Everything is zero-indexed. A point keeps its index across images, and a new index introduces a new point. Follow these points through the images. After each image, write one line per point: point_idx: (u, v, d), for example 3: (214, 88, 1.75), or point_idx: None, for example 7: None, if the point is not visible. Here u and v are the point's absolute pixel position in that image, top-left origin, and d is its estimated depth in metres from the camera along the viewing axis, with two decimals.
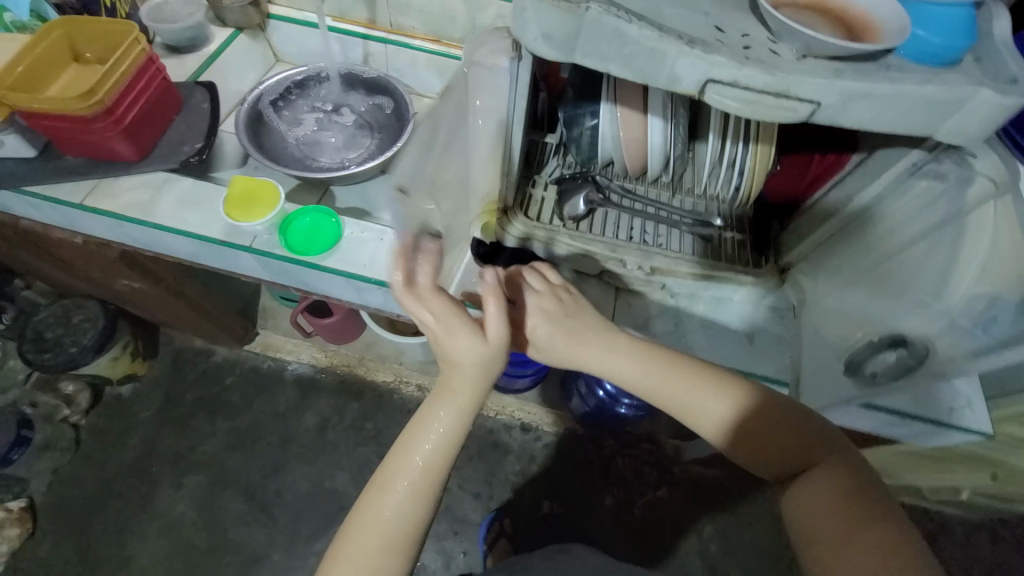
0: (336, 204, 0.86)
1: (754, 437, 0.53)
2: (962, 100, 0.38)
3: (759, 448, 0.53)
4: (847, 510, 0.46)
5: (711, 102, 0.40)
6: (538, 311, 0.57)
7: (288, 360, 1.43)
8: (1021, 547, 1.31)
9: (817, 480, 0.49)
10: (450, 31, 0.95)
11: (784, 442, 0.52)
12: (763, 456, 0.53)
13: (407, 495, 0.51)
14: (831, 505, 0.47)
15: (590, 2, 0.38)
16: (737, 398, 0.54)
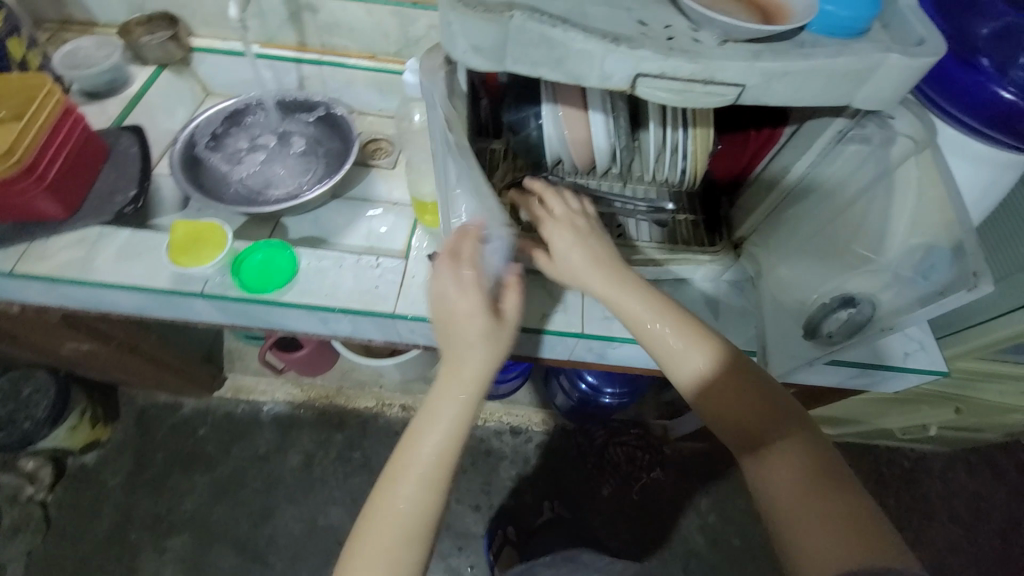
0: (288, 235, 0.84)
1: (728, 395, 0.55)
2: (877, 67, 0.40)
3: (729, 404, 0.55)
4: (813, 479, 0.49)
5: (643, 95, 0.41)
6: (570, 227, 0.60)
7: (263, 401, 1.38)
8: (991, 471, 1.40)
9: (783, 449, 0.51)
10: (384, 46, 0.94)
11: (757, 407, 0.54)
12: (732, 416, 0.55)
13: (422, 490, 0.51)
14: (797, 474, 0.50)
15: (513, 10, 0.38)
16: (718, 359, 0.56)
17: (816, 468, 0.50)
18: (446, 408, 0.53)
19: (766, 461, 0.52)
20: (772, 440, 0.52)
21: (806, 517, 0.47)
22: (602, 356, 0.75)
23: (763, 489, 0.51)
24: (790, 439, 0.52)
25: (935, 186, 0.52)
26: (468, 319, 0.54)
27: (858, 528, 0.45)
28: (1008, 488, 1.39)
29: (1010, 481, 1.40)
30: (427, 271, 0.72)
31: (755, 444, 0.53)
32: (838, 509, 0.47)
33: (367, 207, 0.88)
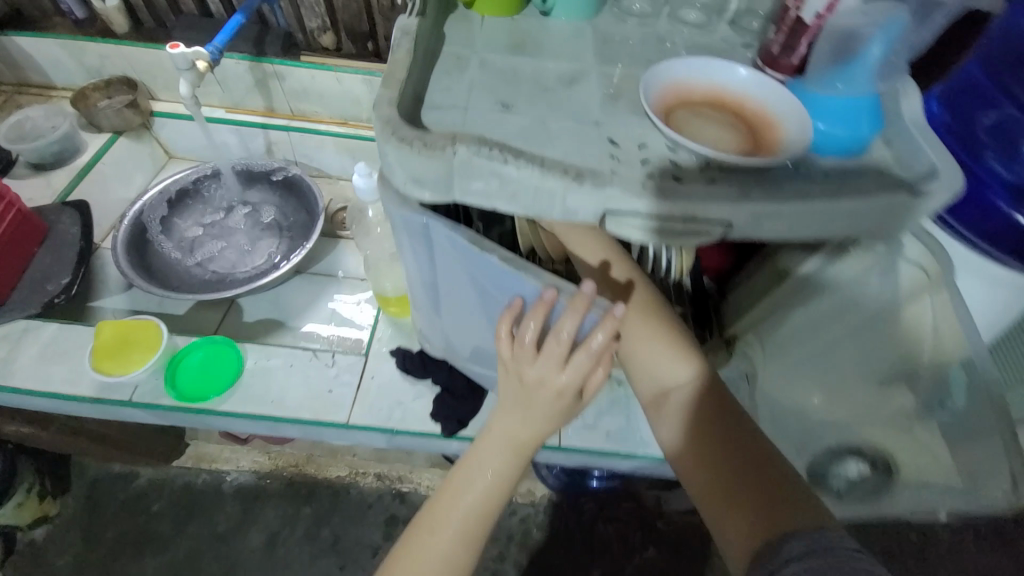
0: (242, 319, 0.76)
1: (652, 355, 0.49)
2: (877, 205, 0.36)
3: (649, 364, 0.49)
4: (728, 444, 0.43)
5: (612, 231, 0.36)
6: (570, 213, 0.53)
7: (227, 471, 1.28)
8: None
9: (692, 409, 0.46)
10: (356, 111, 0.89)
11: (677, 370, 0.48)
12: (649, 378, 0.49)
13: (459, 546, 0.49)
14: (711, 438, 0.44)
15: (457, 145, 0.32)
16: (674, 339, 0.49)
17: (733, 431, 0.44)
18: (491, 460, 0.51)
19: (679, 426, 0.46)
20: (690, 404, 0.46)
21: (714, 486, 0.42)
22: (585, 464, 0.66)
23: (675, 458, 0.46)
24: (709, 402, 0.46)
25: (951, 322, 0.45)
26: (556, 396, 0.48)
27: (770, 497, 0.39)
28: None
29: None
30: (389, 368, 0.65)
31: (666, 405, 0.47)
32: (742, 472, 0.41)
33: (332, 285, 0.80)
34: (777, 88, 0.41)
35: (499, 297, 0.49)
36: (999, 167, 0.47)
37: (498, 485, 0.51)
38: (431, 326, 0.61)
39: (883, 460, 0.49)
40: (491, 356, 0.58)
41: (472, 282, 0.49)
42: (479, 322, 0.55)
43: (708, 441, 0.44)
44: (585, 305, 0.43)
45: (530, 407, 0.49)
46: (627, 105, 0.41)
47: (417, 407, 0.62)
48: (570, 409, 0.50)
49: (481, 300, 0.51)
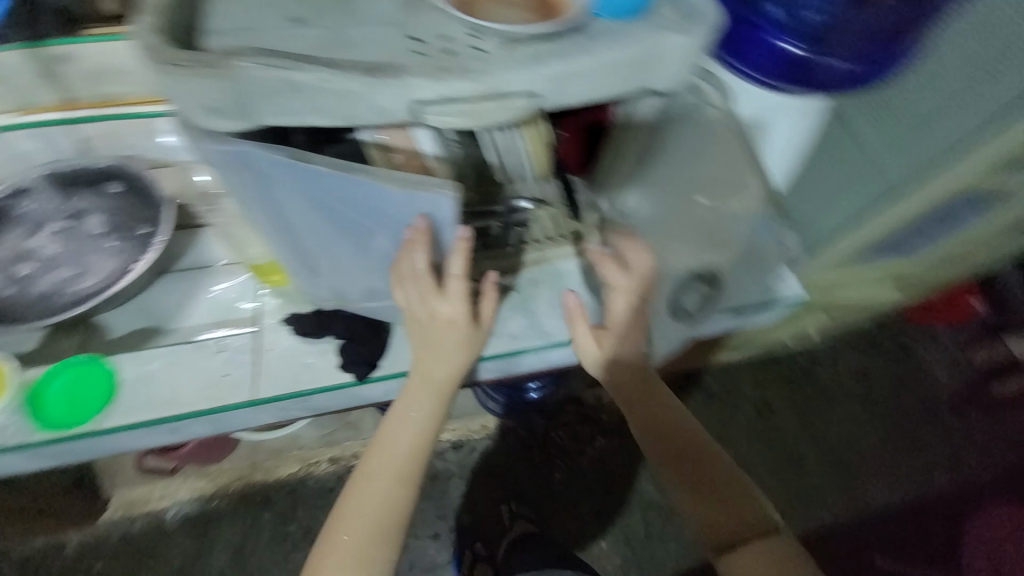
0: (111, 335, 0.68)
1: (708, 498, 0.65)
2: (657, 48, 0.39)
3: (705, 504, 0.65)
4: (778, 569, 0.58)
5: (434, 124, 0.37)
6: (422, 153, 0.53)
7: (165, 507, 1.19)
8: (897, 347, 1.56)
9: (747, 545, 0.61)
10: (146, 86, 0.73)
11: (730, 507, 0.64)
12: (709, 523, 0.64)
13: (401, 477, 0.55)
14: (765, 563, 0.59)
15: (239, 59, 0.31)
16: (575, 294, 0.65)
17: (782, 558, 0.59)
18: (418, 404, 0.57)
19: (739, 557, 0.60)
20: (747, 540, 0.61)
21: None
22: (505, 370, 0.70)
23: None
24: (763, 538, 0.61)
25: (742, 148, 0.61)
26: (448, 325, 0.54)
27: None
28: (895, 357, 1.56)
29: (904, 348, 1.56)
30: (286, 339, 0.64)
31: (728, 544, 0.62)
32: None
33: (203, 277, 0.72)
34: None
35: (364, 234, 0.50)
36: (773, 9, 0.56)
37: (426, 425, 0.57)
38: (315, 281, 0.60)
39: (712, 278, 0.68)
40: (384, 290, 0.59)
41: (334, 223, 0.49)
42: (358, 260, 0.55)
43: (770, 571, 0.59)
44: (428, 238, 0.48)
45: (435, 345, 0.56)
46: None
47: (324, 366, 0.62)
48: (467, 340, 0.56)
49: (349, 235, 0.51)
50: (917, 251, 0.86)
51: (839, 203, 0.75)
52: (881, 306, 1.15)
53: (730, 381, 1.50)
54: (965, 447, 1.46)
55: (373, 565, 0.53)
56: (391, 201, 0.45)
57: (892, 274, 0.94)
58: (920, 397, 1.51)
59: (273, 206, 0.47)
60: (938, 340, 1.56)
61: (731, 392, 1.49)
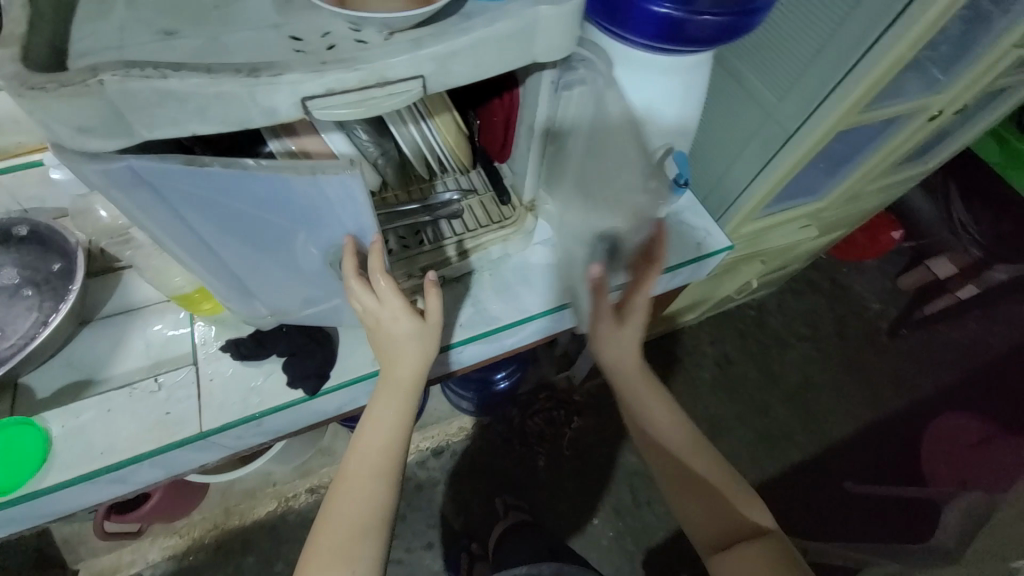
0: (37, 395, 0.64)
1: (703, 500, 0.66)
2: (533, 20, 0.41)
3: (701, 504, 0.66)
4: (773, 569, 0.60)
5: (323, 117, 0.37)
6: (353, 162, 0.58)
7: (137, 572, 1.13)
8: (832, 285, 1.70)
9: (743, 543, 0.63)
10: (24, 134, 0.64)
11: (723, 507, 0.65)
12: (706, 525, 0.65)
13: (378, 479, 0.55)
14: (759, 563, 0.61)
15: (99, 74, 0.30)
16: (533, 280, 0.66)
17: (776, 557, 0.61)
18: (388, 406, 0.56)
19: (734, 557, 0.62)
20: (742, 539, 0.63)
21: None
22: (460, 359, 0.71)
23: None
24: (757, 538, 0.63)
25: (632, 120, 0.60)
26: (394, 321, 0.54)
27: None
28: (831, 296, 1.69)
29: (836, 282, 1.71)
30: (227, 365, 0.62)
31: (724, 544, 0.64)
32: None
33: (131, 320, 0.69)
34: None
35: (288, 235, 0.49)
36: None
37: (399, 425, 0.57)
38: (248, 299, 0.58)
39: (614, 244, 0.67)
40: (319, 289, 0.58)
41: (254, 230, 0.48)
42: (291, 262, 0.54)
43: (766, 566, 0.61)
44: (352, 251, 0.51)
45: (394, 343, 0.55)
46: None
47: (272, 385, 0.61)
48: (420, 339, 0.55)
49: (274, 240, 0.50)
50: (822, 190, 0.95)
51: (746, 150, 0.80)
52: (808, 247, 1.23)
53: (690, 343, 1.57)
54: (904, 367, 1.58)
55: (359, 567, 0.52)
56: (297, 190, 0.43)
57: (808, 216, 1.02)
58: (859, 329, 1.64)
59: (186, 223, 0.46)
60: (865, 275, 1.73)
61: (692, 353, 1.55)
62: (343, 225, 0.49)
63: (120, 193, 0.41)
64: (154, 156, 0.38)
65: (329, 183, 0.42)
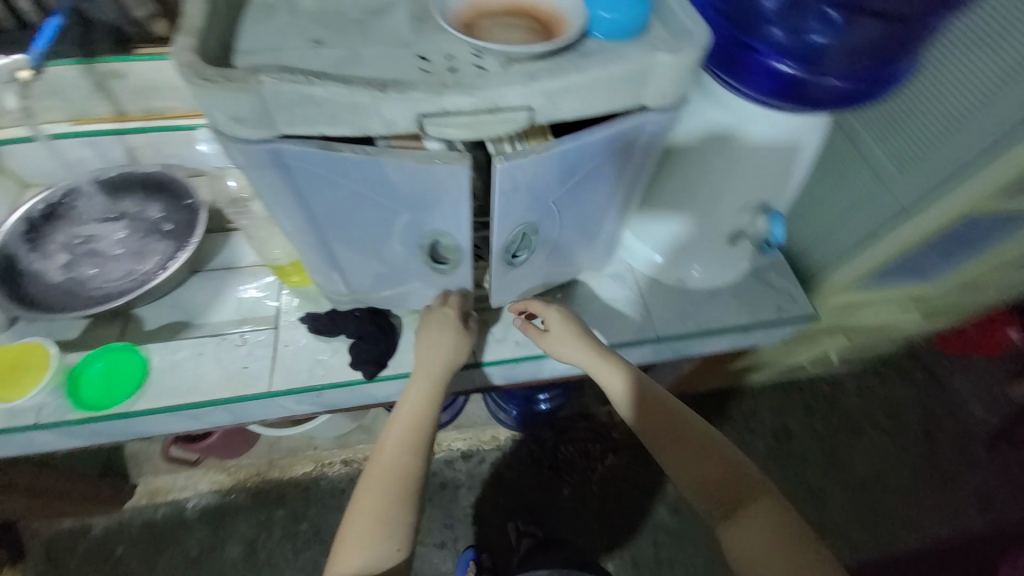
0: (145, 327, 0.73)
1: (699, 465, 0.58)
2: (648, 69, 0.42)
3: (696, 470, 0.58)
4: (778, 532, 0.53)
5: (434, 134, 0.40)
6: None
7: (186, 497, 1.24)
8: (926, 377, 1.53)
9: (746, 504, 0.55)
10: (172, 104, 0.83)
11: (720, 470, 0.57)
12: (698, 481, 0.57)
13: (410, 451, 0.57)
14: (767, 529, 0.53)
15: (260, 75, 0.35)
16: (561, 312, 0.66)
17: (783, 522, 0.54)
18: (420, 382, 0.60)
19: (737, 522, 0.54)
20: (743, 501, 0.55)
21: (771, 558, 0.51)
22: (508, 374, 0.73)
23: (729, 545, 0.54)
24: (757, 498, 0.55)
25: (739, 169, 0.59)
26: (445, 318, 0.63)
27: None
28: (922, 388, 1.51)
29: (931, 373, 1.54)
30: (302, 334, 0.68)
31: (724, 510, 0.56)
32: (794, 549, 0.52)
33: (230, 277, 0.77)
34: None
35: (388, 223, 0.54)
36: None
37: (431, 402, 0.60)
38: (334, 279, 0.64)
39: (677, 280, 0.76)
40: (397, 274, 0.62)
41: (361, 215, 0.53)
42: (383, 246, 0.58)
43: (773, 532, 0.53)
44: (459, 301, 0.65)
45: (432, 336, 0.62)
46: (434, 24, 0.44)
47: (336, 362, 0.66)
48: (457, 335, 0.63)
49: (376, 226, 0.54)
50: (934, 273, 0.85)
51: (853, 219, 0.74)
52: (905, 330, 1.11)
53: (747, 406, 1.47)
54: (998, 485, 1.38)
55: (393, 533, 0.53)
56: (403, 176, 0.46)
57: (910, 298, 0.92)
58: (949, 432, 1.45)
59: (303, 199, 0.50)
60: (968, 373, 1.53)
61: (749, 418, 1.45)
62: (440, 213, 0.51)
63: (262, 172, 0.46)
64: (297, 143, 0.43)
65: (440, 168, 0.45)
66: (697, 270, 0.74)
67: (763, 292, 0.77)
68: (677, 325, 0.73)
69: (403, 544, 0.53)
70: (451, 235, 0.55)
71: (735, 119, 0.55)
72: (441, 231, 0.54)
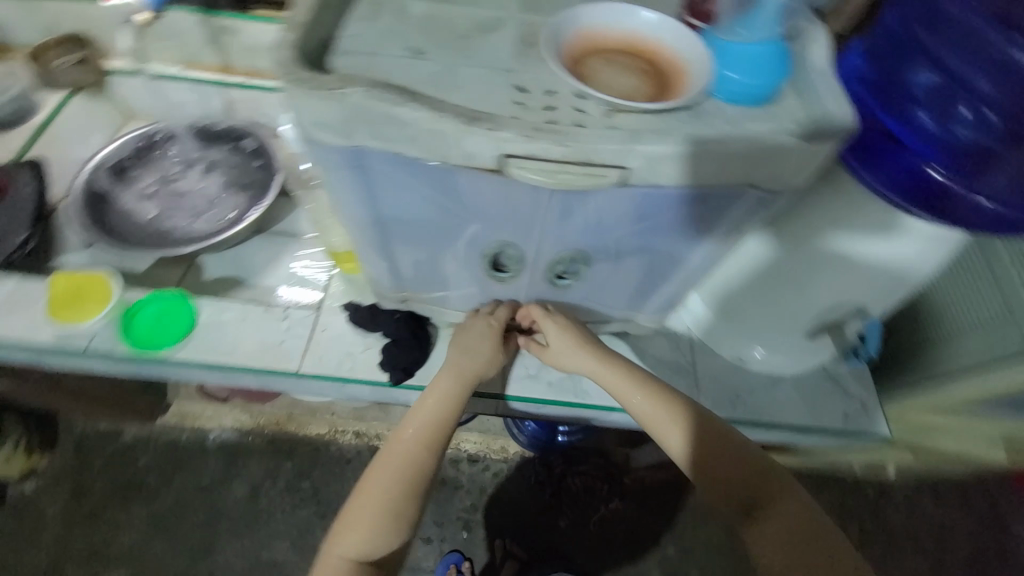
0: (202, 277, 0.75)
1: (708, 466, 0.54)
2: (767, 149, 0.38)
3: (705, 471, 0.54)
4: (800, 536, 0.51)
5: (514, 176, 0.38)
6: None
7: (210, 428, 1.31)
8: (993, 513, 1.34)
9: (770, 505, 0.53)
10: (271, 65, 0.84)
11: (733, 466, 0.54)
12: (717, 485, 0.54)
13: (422, 449, 0.57)
14: (782, 524, 0.52)
15: (350, 86, 0.35)
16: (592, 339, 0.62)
17: (802, 522, 0.51)
18: (446, 385, 0.60)
19: (758, 526, 0.52)
20: (761, 503, 0.53)
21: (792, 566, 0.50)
22: (532, 411, 0.69)
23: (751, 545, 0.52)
24: (778, 498, 0.53)
25: (844, 257, 0.52)
26: (487, 327, 0.62)
27: None
28: (984, 522, 1.33)
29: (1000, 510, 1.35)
30: (341, 322, 0.68)
31: (744, 511, 0.53)
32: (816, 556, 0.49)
33: (286, 248, 0.77)
34: (685, 33, 0.42)
35: (449, 235, 0.52)
36: (925, 75, 0.47)
37: (452, 407, 0.59)
38: (379, 279, 0.62)
39: (738, 360, 0.69)
40: (448, 281, 0.60)
41: (423, 224, 0.51)
42: (439, 256, 0.56)
43: (793, 538, 0.51)
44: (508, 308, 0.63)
45: (468, 343, 0.61)
46: (540, 52, 0.41)
47: (366, 358, 0.66)
48: (492, 349, 0.62)
49: (436, 237, 0.52)
50: None
51: (967, 339, 0.65)
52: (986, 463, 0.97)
53: None
54: None
55: (398, 522, 0.54)
56: (474, 191, 0.44)
57: (1004, 434, 0.80)
58: None
59: (370, 203, 0.48)
60: None
61: None
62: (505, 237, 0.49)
63: (333, 172, 0.44)
64: (375, 154, 0.41)
65: (519, 192, 0.43)
66: (760, 351, 0.67)
67: (829, 394, 0.69)
68: (724, 407, 0.67)
69: (404, 534, 0.54)
70: (520, 246, 0.52)
71: (853, 209, 0.49)
72: (506, 244, 0.52)
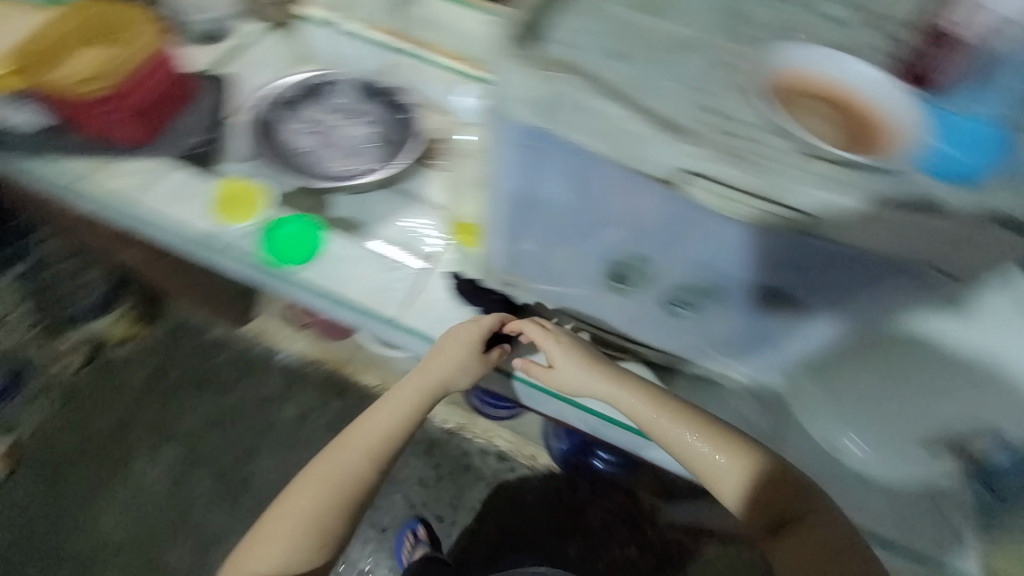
0: (330, 212, 0.82)
1: (747, 489, 0.56)
2: (962, 238, 0.36)
3: (743, 493, 0.56)
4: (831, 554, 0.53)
5: (690, 195, 0.39)
6: None
7: (280, 348, 1.41)
8: None
9: (806, 529, 0.54)
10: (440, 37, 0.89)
11: (770, 491, 0.55)
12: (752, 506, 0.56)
13: (358, 468, 0.61)
14: (810, 557, 0.53)
15: (570, 77, 0.38)
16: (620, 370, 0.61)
17: (835, 544, 0.53)
18: (392, 409, 0.64)
19: (790, 545, 0.54)
20: (795, 523, 0.55)
21: None
22: (595, 426, 0.69)
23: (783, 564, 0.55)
24: (811, 522, 0.54)
25: None
26: (465, 338, 0.63)
27: None
28: None
29: None
30: (443, 287, 0.72)
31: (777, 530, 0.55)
32: None
33: (408, 207, 0.82)
34: (895, 97, 0.40)
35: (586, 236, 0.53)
36: None
37: (395, 430, 0.63)
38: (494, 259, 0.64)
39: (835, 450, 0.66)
40: (562, 279, 0.62)
41: (565, 218, 0.52)
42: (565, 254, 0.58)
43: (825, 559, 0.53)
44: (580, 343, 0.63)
45: (428, 364, 0.64)
46: (740, 78, 0.41)
47: None
48: (450, 376, 0.63)
49: (572, 234, 0.54)
50: None
51: None
52: None
53: None
54: None
55: (320, 534, 0.59)
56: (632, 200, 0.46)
57: None
58: None
59: (524, 186, 0.50)
60: None
61: None
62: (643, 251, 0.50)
63: (504, 149, 0.47)
64: (558, 143, 0.43)
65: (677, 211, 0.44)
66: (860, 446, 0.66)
67: (926, 515, 0.62)
68: None
69: (324, 548, 0.59)
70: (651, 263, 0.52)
71: None
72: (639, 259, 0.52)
